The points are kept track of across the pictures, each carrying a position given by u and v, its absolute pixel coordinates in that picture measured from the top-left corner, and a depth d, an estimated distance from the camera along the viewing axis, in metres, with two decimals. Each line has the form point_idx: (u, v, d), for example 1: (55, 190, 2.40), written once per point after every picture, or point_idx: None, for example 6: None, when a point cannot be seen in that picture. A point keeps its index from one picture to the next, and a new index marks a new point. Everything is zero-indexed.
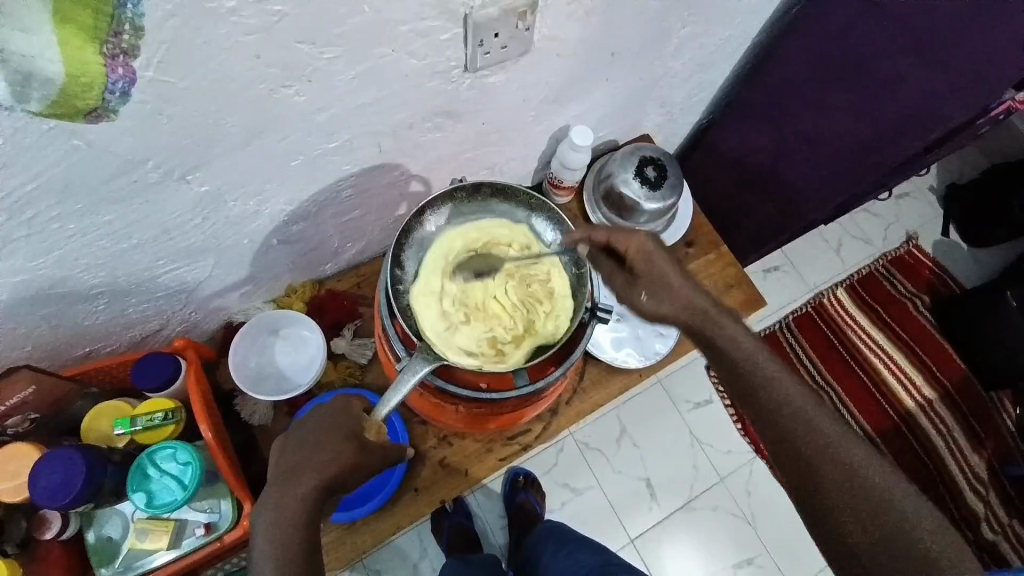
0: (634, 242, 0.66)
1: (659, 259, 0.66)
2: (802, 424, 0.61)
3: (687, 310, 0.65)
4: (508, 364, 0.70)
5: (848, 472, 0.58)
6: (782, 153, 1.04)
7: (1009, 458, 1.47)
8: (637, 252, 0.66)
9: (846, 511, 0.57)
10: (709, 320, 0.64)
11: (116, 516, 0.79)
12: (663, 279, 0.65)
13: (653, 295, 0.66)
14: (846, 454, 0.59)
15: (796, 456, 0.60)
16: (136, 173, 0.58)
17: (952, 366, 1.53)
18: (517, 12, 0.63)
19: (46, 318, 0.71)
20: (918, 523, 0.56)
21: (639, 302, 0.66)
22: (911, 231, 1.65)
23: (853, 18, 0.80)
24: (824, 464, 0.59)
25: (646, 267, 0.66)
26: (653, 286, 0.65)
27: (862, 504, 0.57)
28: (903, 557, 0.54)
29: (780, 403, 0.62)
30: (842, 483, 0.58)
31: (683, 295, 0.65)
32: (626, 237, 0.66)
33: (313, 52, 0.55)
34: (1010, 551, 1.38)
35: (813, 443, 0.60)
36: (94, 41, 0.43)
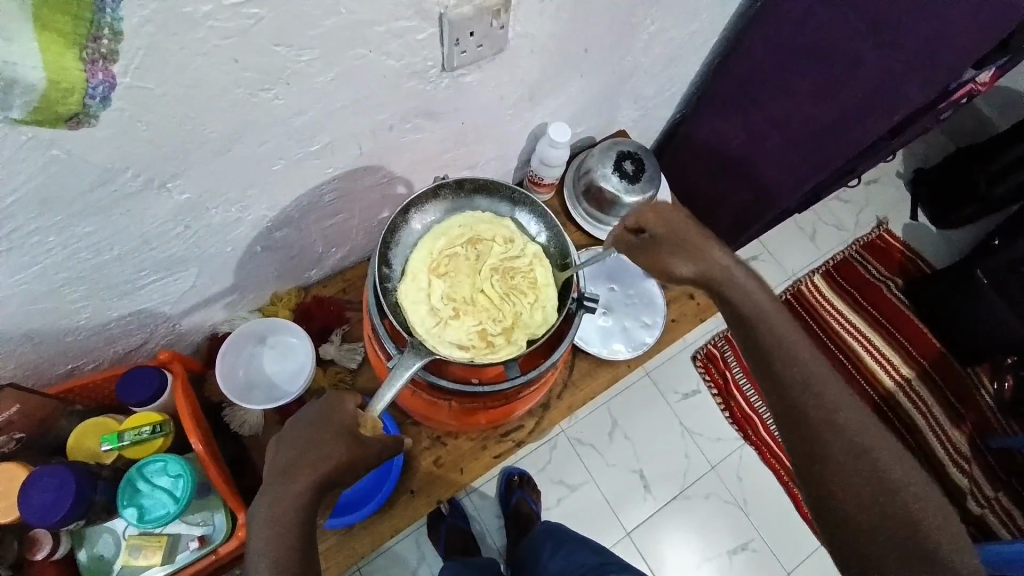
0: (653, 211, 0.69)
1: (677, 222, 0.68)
2: (804, 381, 0.62)
3: (706, 273, 0.67)
4: (499, 356, 0.70)
5: (845, 432, 0.60)
6: (751, 144, 1.07)
7: (990, 432, 1.50)
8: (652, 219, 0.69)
9: (839, 467, 0.59)
10: (728, 281, 0.66)
11: (107, 533, 0.78)
12: (688, 243, 0.67)
13: (684, 257, 0.67)
14: (843, 413, 0.61)
15: (795, 413, 0.62)
16: (116, 182, 0.58)
17: (928, 344, 1.57)
18: (490, 11, 0.64)
19: (28, 335, 0.70)
20: (907, 487, 0.57)
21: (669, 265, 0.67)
22: (881, 216, 1.70)
23: (815, 6, 0.84)
24: (821, 421, 0.61)
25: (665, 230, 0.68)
26: (678, 246, 0.67)
27: (853, 463, 0.59)
28: (886, 513, 0.56)
29: (786, 362, 0.63)
30: (837, 439, 0.60)
31: (706, 256, 0.67)
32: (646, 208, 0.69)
33: (290, 55, 0.56)
34: (996, 523, 1.42)
35: (814, 401, 0.61)
36: (75, 47, 0.43)
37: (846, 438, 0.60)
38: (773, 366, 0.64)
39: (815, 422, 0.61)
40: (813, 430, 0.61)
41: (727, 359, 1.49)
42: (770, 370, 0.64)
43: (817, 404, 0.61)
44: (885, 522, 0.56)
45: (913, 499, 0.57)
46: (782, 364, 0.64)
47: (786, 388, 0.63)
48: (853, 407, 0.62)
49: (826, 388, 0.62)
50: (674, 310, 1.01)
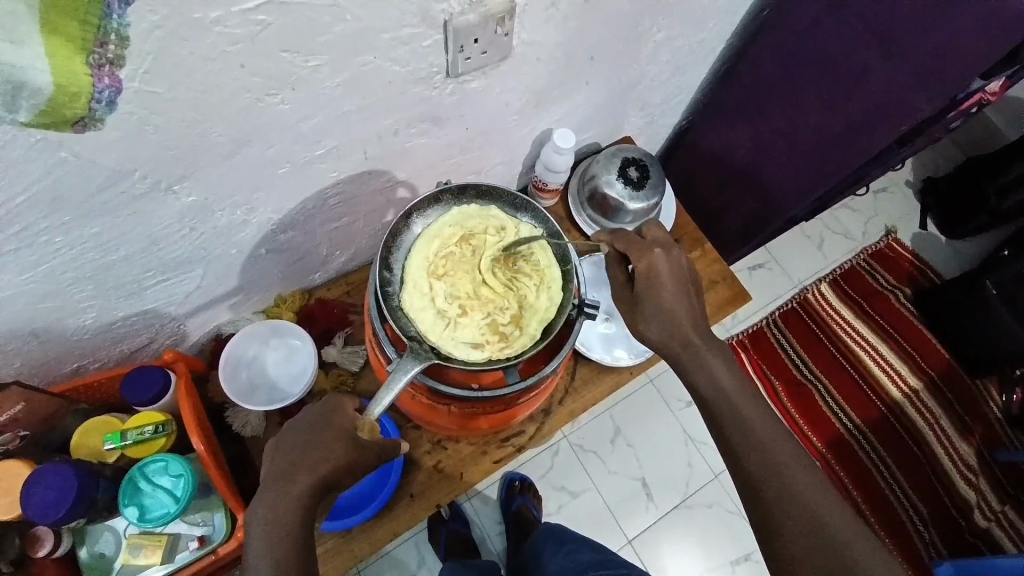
0: (645, 258, 0.71)
1: (663, 279, 0.70)
2: (750, 437, 0.64)
3: (672, 335, 0.69)
4: (513, 351, 0.70)
5: (789, 485, 0.61)
6: (756, 152, 1.06)
7: (998, 444, 1.49)
8: (647, 271, 0.70)
9: (787, 518, 0.60)
10: (692, 347, 0.69)
11: (109, 532, 0.79)
12: (663, 303, 0.69)
13: (655, 315, 0.70)
14: (789, 470, 0.62)
15: (742, 469, 0.63)
16: (123, 184, 0.58)
17: (936, 356, 1.55)
18: (496, 18, 0.64)
19: (33, 334, 0.71)
20: (848, 541, 0.58)
21: (640, 322, 0.71)
22: (890, 225, 1.69)
23: (820, 14, 0.84)
24: (768, 475, 0.62)
25: (649, 285, 0.70)
26: (652, 306, 0.70)
27: (799, 517, 0.59)
28: (830, 559, 0.57)
29: (733, 421, 0.65)
30: (784, 493, 0.61)
31: (676, 321, 0.69)
32: (641, 255, 0.71)
33: (296, 61, 0.56)
34: (1004, 538, 1.40)
35: (759, 457, 0.63)
36: (83, 51, 0.44)
37: (790, 493, 0.60)
38: (722, 426, 0.66)
39: (760, 475, 0.62)
40: (759, 483, 0.62)
41: None
42: (719, 430, 0.66)
43: (761, 458, 0.63)
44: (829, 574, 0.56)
45: (856, 556, 0.57)
46: (729, 422, 0.65)
47: (733, 445, 0.64)
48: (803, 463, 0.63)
49: (771, 444, 0.63)
50: None
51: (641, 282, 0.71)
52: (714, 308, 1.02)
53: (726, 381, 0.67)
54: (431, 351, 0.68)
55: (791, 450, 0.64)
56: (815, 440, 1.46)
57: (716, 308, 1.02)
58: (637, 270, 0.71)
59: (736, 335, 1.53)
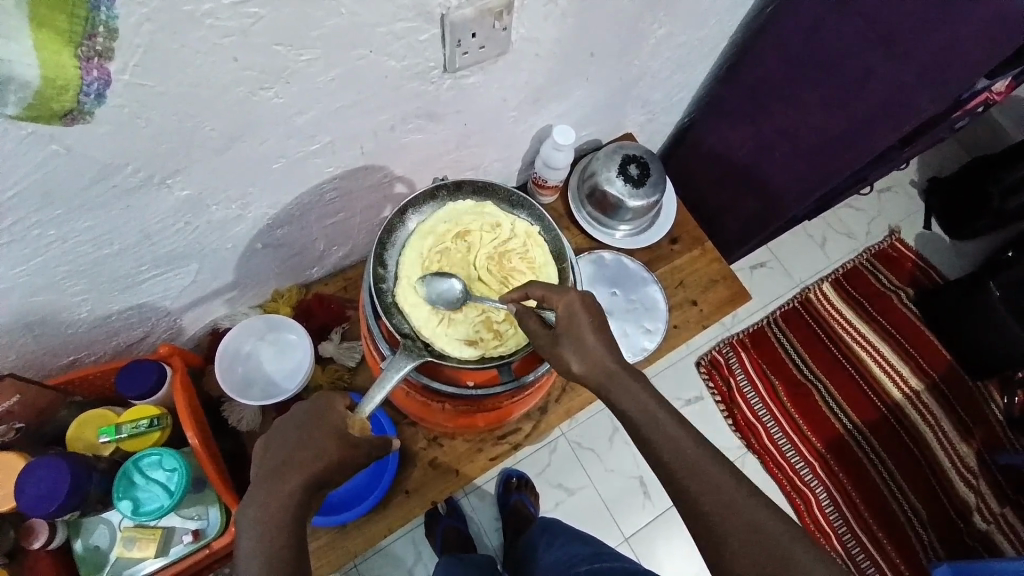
0: (562, 301, 0.63)
1: (584, 321, 0.63)
2: (693, 466, 0.59)
3: (598, 370, 0.62)
4: (506, 349, 0.70)
5: (738, 510, 0.57)
6: (758, 151, 1.06)
7: (998, 447, 1.48)
8: (565, 316, 0.63)
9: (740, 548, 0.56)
10: (616, 380, 0.63)
11: (103, 524, 0.79)
12: (582, 339, 0.63)
13: (578, 351, 0.62)
14: (734, 492, 0.58)
15: (689, 501, 0.58)
16: (116, 178, 0.58)
17: (938, 357, 1.54)
18: (493, 13, 0.63)
19: (28, 327, 0.71)
20: (807, 565, 0.55)
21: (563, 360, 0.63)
22: (894, 225, 1.67)
23: (822, 14, 0.83)
24: (698, 483, 0.58)
25: (569, 329, 0.63)
26: (574, 345, 0.62)
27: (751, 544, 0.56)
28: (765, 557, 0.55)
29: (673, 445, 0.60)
30: (737, 522, 0.57)
31: (598, 355, 0.62)
32: (558, 298, 0.63)
33: (290, 55, 0.56)
34: (1002, 540, 1.39)
35: (703, 485, 0.58)
36: (71, 44, 0.43)
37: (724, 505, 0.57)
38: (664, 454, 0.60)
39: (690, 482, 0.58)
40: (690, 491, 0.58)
41: (731, 366, 1.49)
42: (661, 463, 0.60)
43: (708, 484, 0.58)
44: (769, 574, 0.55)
45: None
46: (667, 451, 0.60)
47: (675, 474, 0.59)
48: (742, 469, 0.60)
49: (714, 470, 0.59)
50: (676, 317, 1.01)
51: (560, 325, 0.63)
52: (713, 308, 1.01)
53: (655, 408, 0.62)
54: (424, 349, 0.68)
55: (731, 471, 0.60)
56: (814, 440, 1.45)
57: (715, 308, 1.01)
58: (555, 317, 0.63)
59: (736, 334, 1.52)
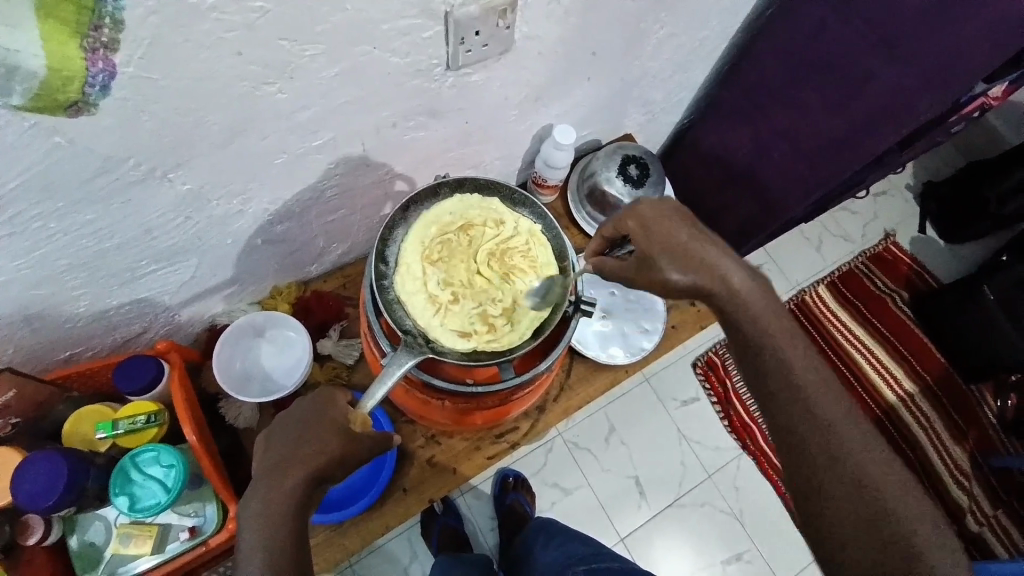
0: (634, 218, 0.64)
1: (666, 228, 0.62)
2: (802, 404, 0.59)
3: (702, 279, 0.61)
4: (505, 345, 0.70)
5: (836, 451, 0.58)
6: (757, 153, 1.06)
7: (992, 449, 1.49)
8: (643, 229, 0.63)
9: (833, 494, 0.57)
10: (723, 284, 0.61)
11: (99, 521, 0.79)
12: (673, 248, 0.61)
13: (674, 257, 0.61)
14: (837, 432, 0.58)
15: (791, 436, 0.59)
16: (118, 171, 0.58)
17: (932, 360, 1.55)
18: (497, 12, 0.63)
19: (25, 321, 0.71)
20: (900, 513, 0.55)
21: (659, 272, 0.61)
22: (889, 229, 1.68)
23: (826, 17, 0.83)
24: (801, 415, 0.59)
25: (651, 239, 0.62)
26: (667, 252, 0.61)
27: (858, 506, 0.55)
28: (856, 498, 0.56)
29: (791, 397, 0.60)
30: (833, 467, 0.57)
31: (694, 260, 0.61)
32: (627, 215, 0.64)
33: (294, 50, 0.55)
34: (996, 542, 1.40)
35: (809, 422, 0.59)
36: (77, 36, 0.43)
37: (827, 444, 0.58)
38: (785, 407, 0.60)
39: (793, 415, 0.59)
40: (790, 423, 0.59)
41: (727, 367, 1.48)
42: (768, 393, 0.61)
43: (825, 441, 0.58)
44: (862, 517, 0.55)
45: (903, 525, 0.54)
46: (785, 399, 0.60)
47: (790, 424, 0.60)
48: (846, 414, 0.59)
49: (837, 427, 0.58)
50: (674, 316, 1.01)
51: (641, 239, 0.63)
52: None
53: (788, 352, 0.61)
54: (425, 344, 0.68)
55: (860, 428, 0.59)
56: None
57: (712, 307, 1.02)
58: (635, 232, 0.63)
59: None
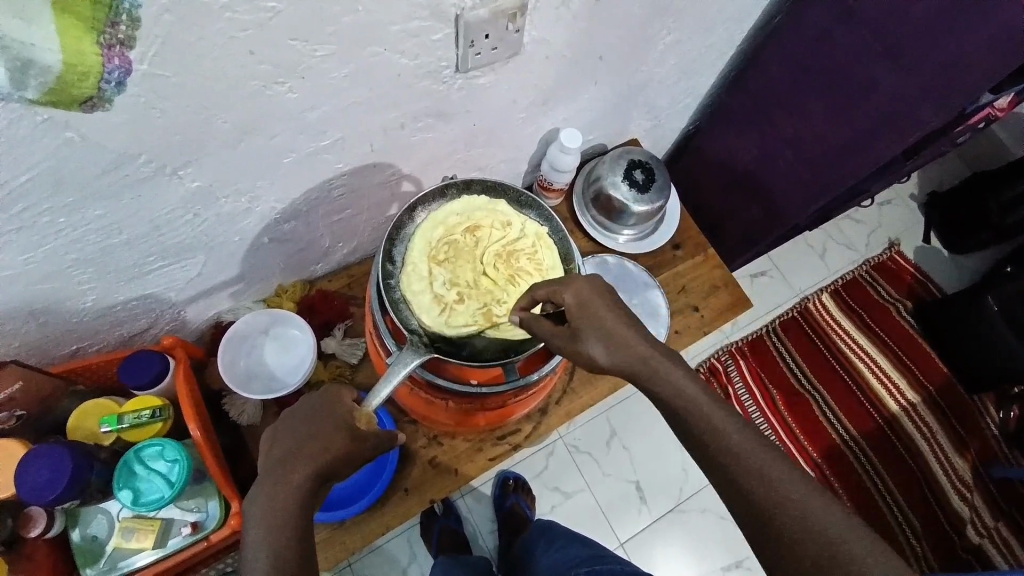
0: (570, 292, 0.62)
1: (598, 306, 0.61)
2: (733, 456, 0.56)
3: (629, 359, 0.60)
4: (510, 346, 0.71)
5: (780, 502, 0.53)
6: (762, 159, 1.06)
7: (993, 460, 1.48)
8: (577, 304, 0.61)
9: (788, 547, 0.52)
10: (651, 365, 0.60)
11: (102, 515, 0.79)
12: (604, 326, 0.61)
13: (604, 339, 0.60)
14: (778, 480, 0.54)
15: (734, 490, 0.55)
16: (128, 167, 0.58)
17: (935, 370, 1.55)
18: (507, 15, 0.64)
19: (33, 315, 0.71)
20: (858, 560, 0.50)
21: (587, 352, 0.61)
22: (893, 238, 1.68)
23: (831, 24, 0.84)
24: (736, 468, 0.55)
25: (585, 317, 0.61)
26: (595, 333, 0.60)
27: (815, 559, 0.51)
28: (810, 550, 0.51)
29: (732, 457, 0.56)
30: (781, 518, 0.53)
31: (623, 339, 0.60)
32: (565, 288, 0.62)
33: (305, 50, 0.56)
34: (996, 554, 1.40)
35: (747, 474, 0.55)
36: (93, 31, 0.44)
37: (769, 496, 0.54)
38: (728, 467, 0.56)
39: (728, 470, 0.56)
40: (729, 479, 0.56)
41: (728, 374, 1.50)
42: (699, 449, 0.58)
43: (768, 498, 0.54)
44: (821, 571, 0.50)
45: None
46: (717, 455, 0.56)
47: (725, 480, 0.56)
48: (780, 460, 0.55)
49: (777, 478, 0.54)
50: (677, 321, 1.01)
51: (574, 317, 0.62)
52: (715, 314, 1.02)
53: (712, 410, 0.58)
54: (430, 344, 0.69)
55: (802, 477, 0.55)
56: (811, 449, 1.46)
57: (715, 314, 1.02)
58: (569, 305, 0.62)
59: (734, 342, 1.53)
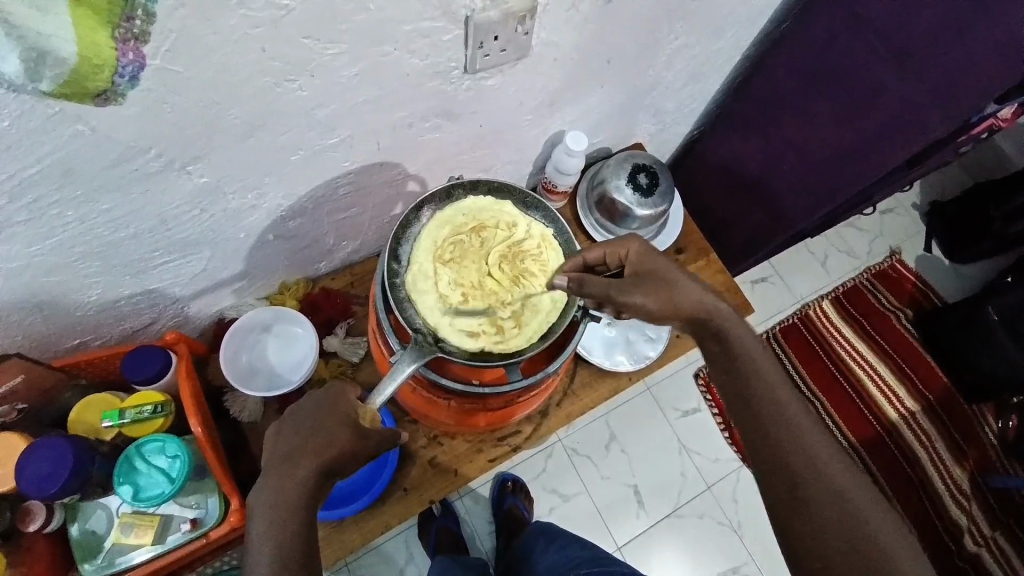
0: (632, 247, 0.69)
1: (659, 261, 0.68)
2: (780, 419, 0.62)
3: (694, 305, 0.66)
4: (512, 346, 0.71)
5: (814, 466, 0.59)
6: (767, 165, 1.07)
7: (992, 470, 1.48)
8: (638, 256, 0.68)
9: (813, 504, 0.57)
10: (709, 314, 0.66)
11: (101, 510, 0.79)
12: (663, 278, 0.66)
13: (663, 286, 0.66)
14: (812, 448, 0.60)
15: (773, 448, 0.61)
16: (137, 161, 0.58)
17: (935, 379, 1.55)
18: (517, 17, 0.64)
19: (37, 308, 0.71)
20: (877, 529, 0.56)
21: (635, 300, 0.64)
22: (894, 246, 1.69)
23: (838, 27, 0.84)
24: (781, 428, 0.61)
25: (644, 268, 0.67)
26: (657, 282, 0.66)
27: (838, 515, 0.56)
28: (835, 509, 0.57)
29: (789, 442, 0.61)
30: (813, 479, 0.58)
31: (684, 288, 0.66)
32: (624, 244, 0.69)
33: (316, 48, 0.56)
34: (993, 563, 1.40)
35: (790, 437, 0.61)
36: (108, 25, 0.44)
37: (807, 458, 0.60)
38: (771, 431, 0.62)
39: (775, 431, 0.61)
40: (775, 439, 0.61)
41: None
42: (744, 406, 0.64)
43: (807, 459, 0.60)
44: (843, 530, 0.56)
45: (882, 543, 0.55)
46: (767, 414, 0.62)
47: (769, 437, 0.61)
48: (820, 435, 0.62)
49: (814, 447, 0.60)
50: None
51: (635, 268, 0.68)
52: None
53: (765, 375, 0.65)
54: (434, 344, 0.68)
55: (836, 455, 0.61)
56: None
57: None
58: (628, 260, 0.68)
59: None
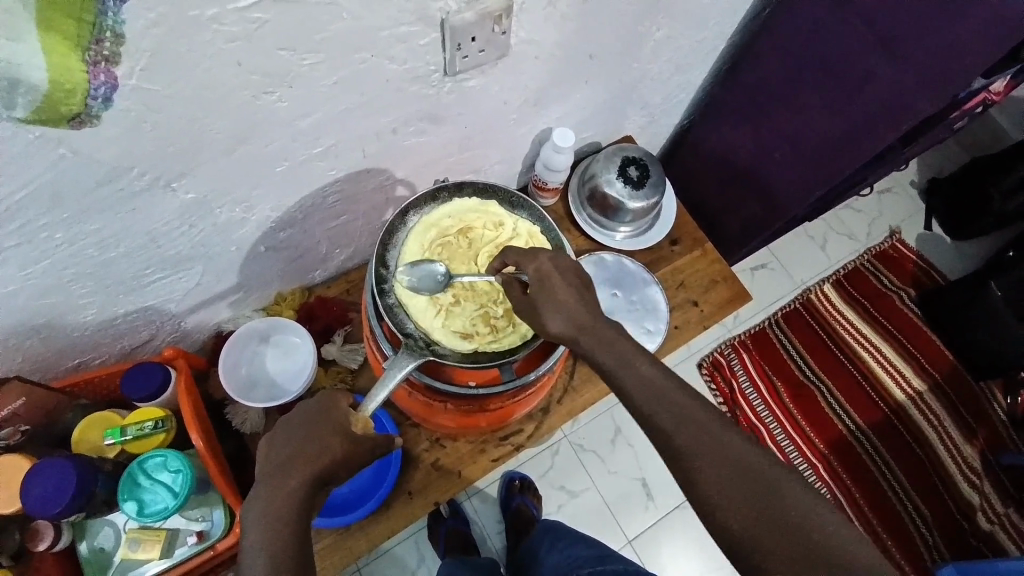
0: (534, 263, 0.63)
1: (556, 280, 0.62)
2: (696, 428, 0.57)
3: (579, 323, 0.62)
4: (502, 343, 0.71)
5: (736, 473, 0.54)
6: (756, 152, 1.06)
7: (1002, 447, 1.47)
8: (538, 273, 0.62)
9: (744, 518, 0.53)
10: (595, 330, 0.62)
11: (108, 526, 0.80)
12: (559, 299, 0.62)
13: (557, 308, 0.61)
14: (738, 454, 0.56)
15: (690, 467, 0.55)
16: (121, 181, 0.59)
17: (941, 358, 1.54)
18: (493, 17, 0.64)
19: (35, 329, 0.72)
20: (815, 523, 0.52)
21: (540, 321, 0.62)
22: (895, 226, 1.67)
23: (822, 16, 0.84)
24: (694, 442, 0.56)
25: (544, 290, 0.62)
26: (553, 302, 0.62)
27: (773, 525, 0.52)
28: (768, 517, 0.52)
29: (707, 452, 0.55)
30: (740, 490, 0.54)
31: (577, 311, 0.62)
32: (529, 259, 0.63)
33: (293, 59, 0.56)
34: (1008, 541, 1.39)
35: (705, 447, 0.56)
36: (78, 49, 0.45)
37: (729, 465, 0.55)
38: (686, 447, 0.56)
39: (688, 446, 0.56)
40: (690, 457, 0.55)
41: (733, 367, 1.50)
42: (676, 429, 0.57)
43: (728, 471, 0.55)
44: (782, 539, 0.51)
45: (825, 536, 0.51)
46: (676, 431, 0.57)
47: (686, 458, 0.56)
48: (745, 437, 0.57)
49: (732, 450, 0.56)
50: (677, 317, 1.01)
51: (535, 288, 0.63)
52: (714, 308, 1.02)
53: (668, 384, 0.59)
54: (426, 348, 0.69)
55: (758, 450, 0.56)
56: (817, 441, 1.45)
57: (716, 307, 1.02)
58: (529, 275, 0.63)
59: (737, 336, 1.53)
